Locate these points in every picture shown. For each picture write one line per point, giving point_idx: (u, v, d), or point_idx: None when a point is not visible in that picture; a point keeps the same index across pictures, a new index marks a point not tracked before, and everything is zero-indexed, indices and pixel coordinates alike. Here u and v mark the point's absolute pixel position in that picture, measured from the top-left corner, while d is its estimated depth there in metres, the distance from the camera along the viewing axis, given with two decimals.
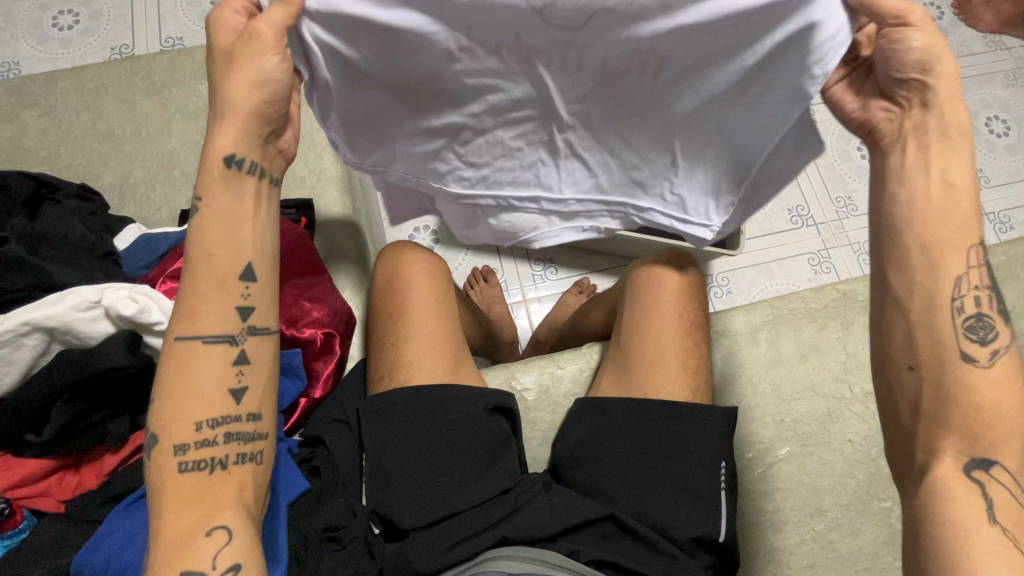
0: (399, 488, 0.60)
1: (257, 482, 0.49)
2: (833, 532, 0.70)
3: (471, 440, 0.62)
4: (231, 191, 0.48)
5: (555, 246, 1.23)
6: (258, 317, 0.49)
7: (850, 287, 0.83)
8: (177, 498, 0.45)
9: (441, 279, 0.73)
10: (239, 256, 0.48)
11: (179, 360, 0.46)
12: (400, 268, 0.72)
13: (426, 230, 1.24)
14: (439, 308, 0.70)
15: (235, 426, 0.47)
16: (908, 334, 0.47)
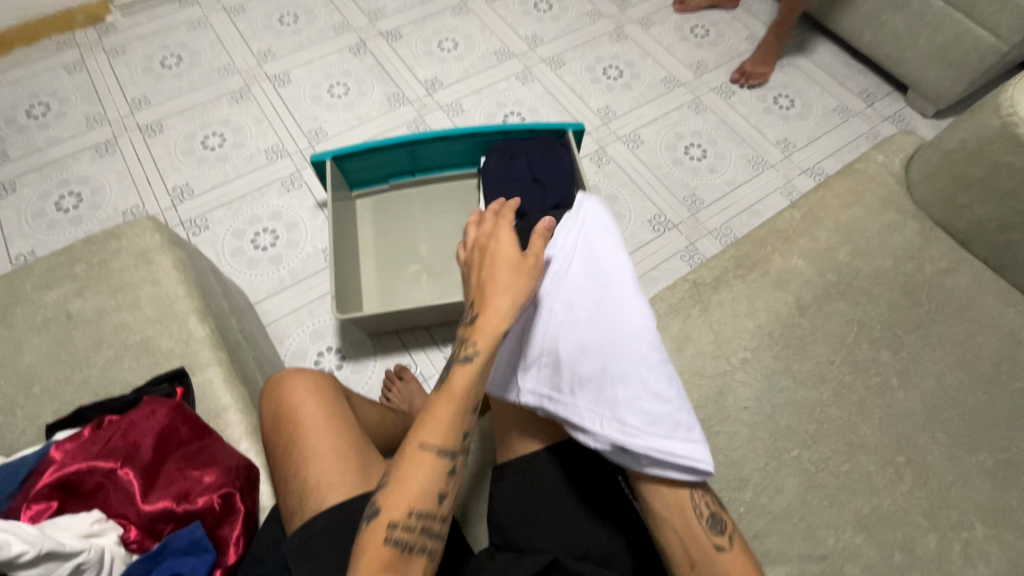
0: (413, 463, 0.60)
1: (362, 471, 0.67)
2: (761, 496, 0.76)
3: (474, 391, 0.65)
4: (400, 475, 0.60)
5: (457, 324, 1.32)
6: (343, 472, 0.66)
7: (696, 276, 0.94)
8: (323, 491, 0.64)
9: (331, 389, 0.74)
10: (350, 455, 0.67)
11: (308, 475, 0.65)
12: (287, 395, 0.71)
13: (330, 351, 1.28)
14: (335, 418, 0.70)
15: (376, 473, 0.68)
16: (678, 543, 0.62)
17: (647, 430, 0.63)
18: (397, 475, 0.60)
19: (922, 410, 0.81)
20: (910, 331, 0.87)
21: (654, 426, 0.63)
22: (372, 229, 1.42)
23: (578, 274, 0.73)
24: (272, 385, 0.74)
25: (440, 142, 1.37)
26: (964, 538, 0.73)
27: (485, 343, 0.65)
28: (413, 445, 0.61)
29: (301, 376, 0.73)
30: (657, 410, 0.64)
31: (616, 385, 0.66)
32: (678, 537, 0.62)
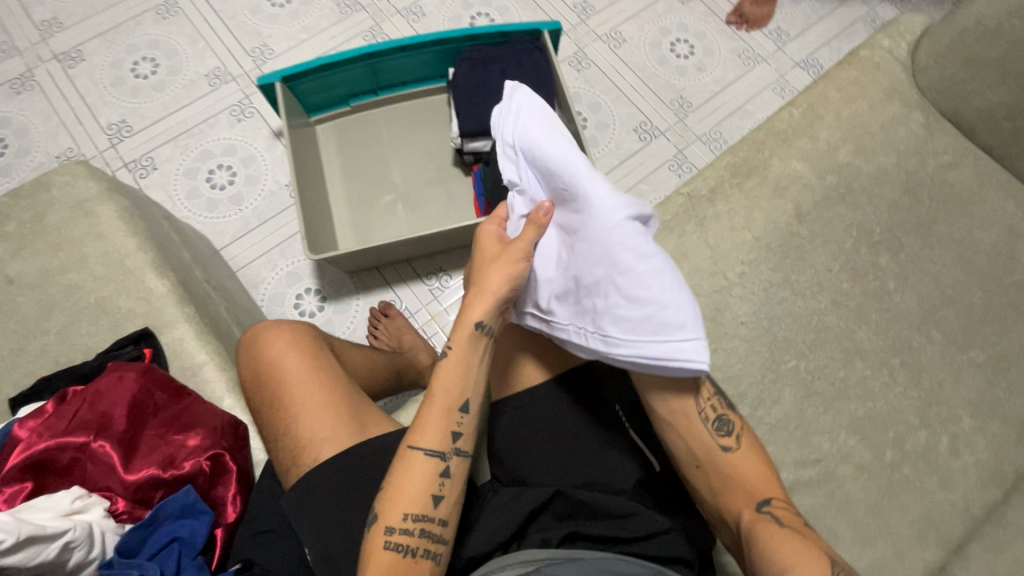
0: (406, 468, 0.58)
1: (353, 420, 0.64)
2: (759, 409, 0.76)
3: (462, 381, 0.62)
4: (395, 478, 0.57)
5: (440, 256, 1.26)
6: (333, 424, 0.63)
7: (691, 187, 0.87)
8: (314, 445, 0.62)
9: (311, 340, 0.69)
10: (338, 407, 0.64)
11: (296, 431, 0.63)
12: (265, 351, 0.67)
13: (309, 292, 1.22)
14: (319, 370, 0.66)
15: (368, 421, 0.66)
16: (682, 442, 0.60)
17: (630, 338, 0.56)
18: (393, 478, 0.58)
19: (920, 312, 0.80)
20: (910, 232, 0.84)
21: (634, 332, 0.56)
22: (338, 158, 1.31)
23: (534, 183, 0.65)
24: (248, 340, 0.69)
25: (401, 53, 1.23)
26: (952, 432, 0.75)
27: (460, 338, 0.62)
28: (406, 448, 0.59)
29: (278, 330, 0.68)
30: (637, 313, 0.56)
31: (593, 294, 0.59)
32: (683, 437, 0.60)
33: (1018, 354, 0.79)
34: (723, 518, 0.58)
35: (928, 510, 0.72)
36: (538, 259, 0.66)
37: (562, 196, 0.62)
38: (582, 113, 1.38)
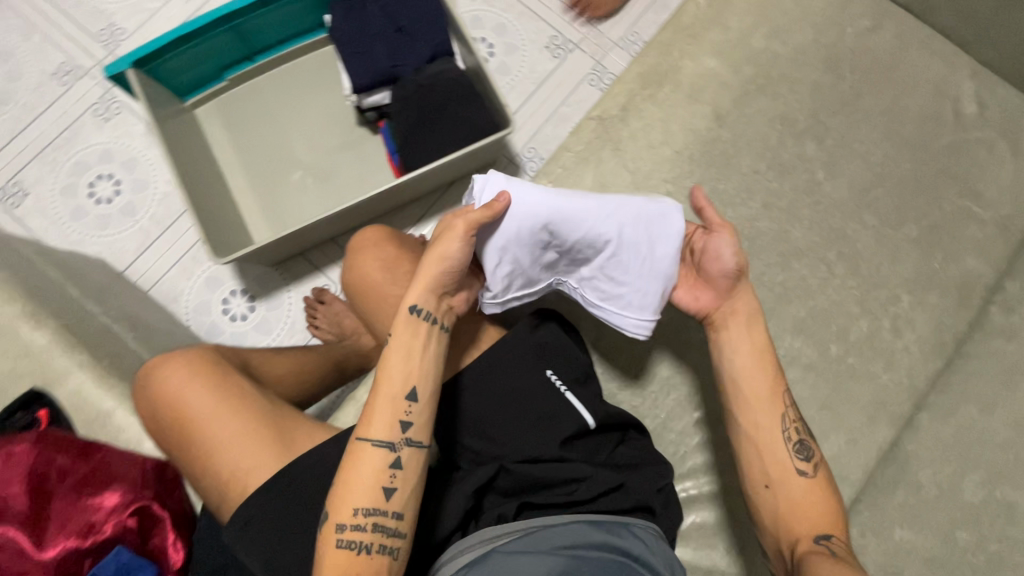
0: (355, 462, 0.56)
1: (278, 438, 0.61)
2: (703, 331, 0.74)
3: (413, 366, 0.59)
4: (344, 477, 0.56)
5: (366, 227, 1.19)
6: (257, 447, 0.60)
7: (602, 109, 0.80)
8: (242, 474, 0.59)
9: (214, 365, 0.63)
10: (258, 429, 0.61)
11: (220, 463, 0.60)
12: (162, 388, 0.62)
13: (236, 295, 1.14)
14: (227, 394, 0.62)
15: (295, 434, 0.62)
16: (760, 457, 0.60)
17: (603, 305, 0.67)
18: (342, 478, 0.56)
19: (851, 198, 0.78)
20: (834, 113, 0.80)
21: (609, 303, 0.66)
22: (228, 140, 1.17)
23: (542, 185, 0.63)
24: (141, 379, 0.63)
25: (266, 7, 1.07)
26: (893, 313, 0.75)
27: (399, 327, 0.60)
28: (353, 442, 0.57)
29: (170, 362, 0.62)
30: (612, 291, 0.66)
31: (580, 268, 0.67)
32: (762, 454, 0.60)
33: (951, 221, 0.77)
34: (780, 544, 0.58)
35: (877, 394, 0.72)
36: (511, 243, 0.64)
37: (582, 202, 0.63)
38: (486, 39, 1.25)
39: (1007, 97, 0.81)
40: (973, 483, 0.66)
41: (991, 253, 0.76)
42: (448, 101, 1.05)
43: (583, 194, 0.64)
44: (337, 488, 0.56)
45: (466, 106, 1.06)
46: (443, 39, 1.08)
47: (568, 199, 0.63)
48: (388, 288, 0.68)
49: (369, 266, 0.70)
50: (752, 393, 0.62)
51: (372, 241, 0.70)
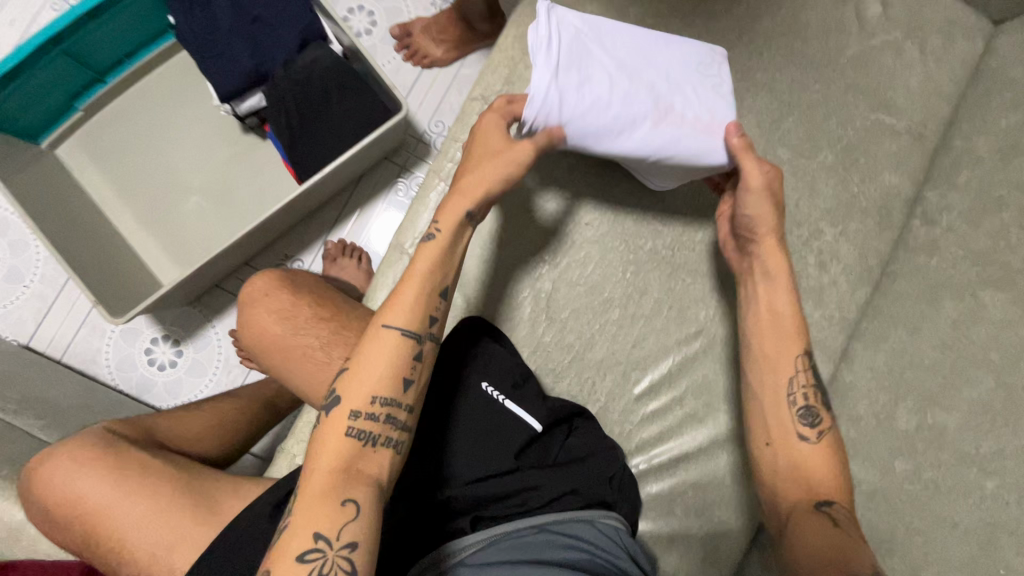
0: (333, 482, 0.48)
1: (195, 509, 0.58)
2: (631, 304, 0.72)
3: (390, 375, 0.52)
4: (320, 509, 0.46)
5: (279, 242, 1.12)
6: (175, 525, 0.57)
7: (485, 84, 0.72)
8: (167, 555, 0.57)
9: (102, 447, 0.60)
10: (169, 505, 0.58)
11: (140, 550, 0.57)
12: (57, 492, 0.58)
13: (159, 341, 1.06)
14: (126, 479, 0.59)
15: (213, 500, 0.60)
16: (768, 423, 0.59)
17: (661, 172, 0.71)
18: (315, 512, 0.46)
19: (762, 133, 0.73)
20: (732, 44, 0.74)
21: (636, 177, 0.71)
22: (103, 177, 1.06)
23: (593, 109, 0.59)
24: (29, 489, 0.60)
25: (98, 20, 0.94)
26: (817, 248, 0.72)
27: (369, 345, 0.53)
28: (323, 467, 0.49)
29: (55, 462, 0.60)
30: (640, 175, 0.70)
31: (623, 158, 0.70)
32: (768, 415, 0.59)
33: (865, 138, 0.74)
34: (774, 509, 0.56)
35: (810, 334, 0.71)
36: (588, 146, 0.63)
37: (622, 142, 0.61)
38: (362, 7, 1.12)
39: None
40: (906, 409, 0.63)
41: (908, 165, 0.74)
42: (330, 93, 0.96)
43: (623, 132, 0.61)
44: (303, 528, 0.46)
45: (348, 96, 0.96)
46: (309, 23, 0.97)
47: (622, 122, 0.61)
48: (291, 337, 0.57)
49: (262, 318, 0.58)
50: (767, 351, 0.61)
51: (262, 290, 0.59)
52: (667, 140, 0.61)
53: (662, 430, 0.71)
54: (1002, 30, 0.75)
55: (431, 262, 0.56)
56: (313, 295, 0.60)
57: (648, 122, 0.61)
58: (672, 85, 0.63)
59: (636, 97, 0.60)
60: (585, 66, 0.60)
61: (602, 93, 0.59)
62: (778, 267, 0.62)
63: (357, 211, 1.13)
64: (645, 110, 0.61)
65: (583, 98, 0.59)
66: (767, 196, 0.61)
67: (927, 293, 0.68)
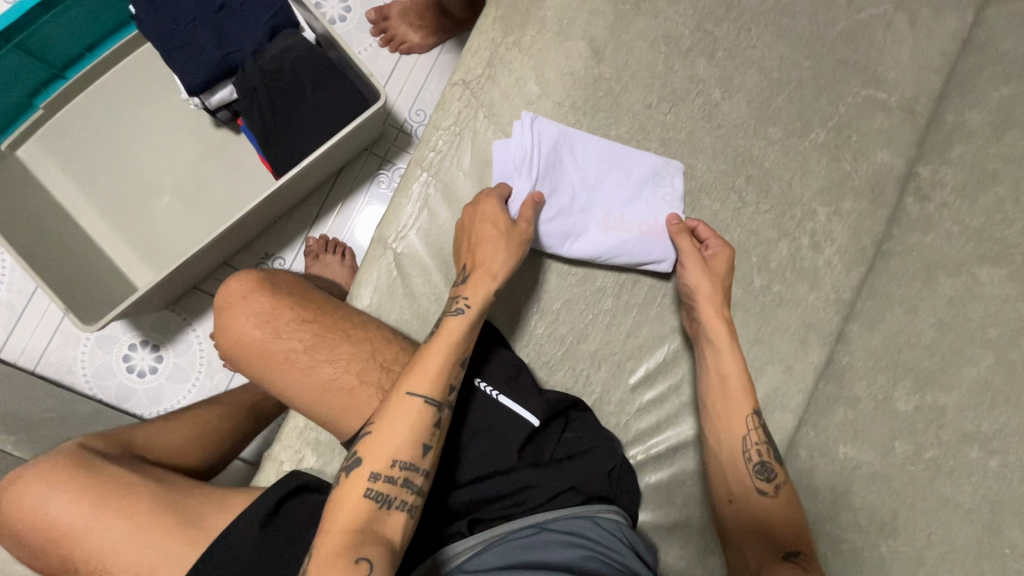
0: (348, 543, 0.47)
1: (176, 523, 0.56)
2: (623, 294, 0.70)
3: (410, 442, 0.53)
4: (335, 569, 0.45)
5: (258, 240, 1.08)
6: (156, 541, 0.55)
7: (465, 69, 0.69)
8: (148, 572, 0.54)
9: (80, 464, 0.57)
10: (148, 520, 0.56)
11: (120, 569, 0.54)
12: (29, 514, 0.55)
13: (137, 347, 1.03)
14: (103, 496, 0.56)
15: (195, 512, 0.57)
16: (725, 481, 0.62)
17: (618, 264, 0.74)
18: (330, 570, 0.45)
19: (752, 113, 0.71)
20: (718, 21, 0.71)
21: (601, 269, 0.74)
22: (66, 178, 1.01)
23: (558, 212, 0.66)
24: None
25: (50, 10, 0.88)
26: (810, 229, 0.71)
27: (395, 404, 0.54)
28: (338, 525, 0.48)
29: (23, 484, 0.56)
30: None
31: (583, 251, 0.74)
32: (724, 473, 0.63)
33: (856, 115, 0.72)
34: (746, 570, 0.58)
35: (806, 317, 0.71)
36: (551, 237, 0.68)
37: (582, 245, 0.67)
38: None
39: None
40: (905, 391, 0.62)
41: (899, 142, 0.73)
42: (303, 82, 0.92)
43: (581, 234, 0.67)
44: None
45: (323, 86, 0.92)
46: (278, 9, 0.92)
47: (578, 227, 0.67)
48: (272, 343, 0.55)
49: (242, 323, 0.56)
50: (724, 404, 0.64)
51: (235, 298, 0.56)
52: (621, 243, 0.67)
53: (658, 420, 0.69)
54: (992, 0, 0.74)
55: (456, 336, 0.57)
56: (293, 299, 0.58)
57: (605, 223, 0.68)
58: (628, 196, 0.69)
59: (592, 202, 0.68)
60: (556, 176, 0.66)
61: (560, 199, 0.67)
62: (720, 334, 0.65)
63: (338, 208, 1.10)
64: (598, 219, 0.68)
65: (548, 210, 0.66)
66: (707, 273, 0.66)
67: (922, 273, 0.67)
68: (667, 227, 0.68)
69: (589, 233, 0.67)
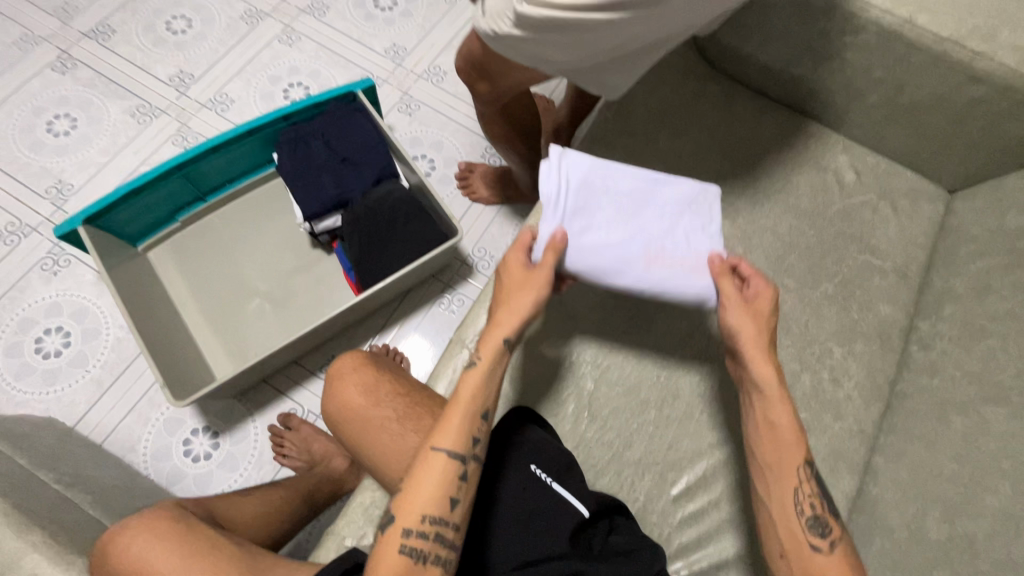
0: None
1: None
2: (665, 407, 0.78)
3: (437, 499, 0.60)
4: None
5: (328, 343, 1.20)
6: None
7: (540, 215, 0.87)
8: None
9: (179, 518, 0.66)
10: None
11: None
12: (125, 560, 0.62)
13: (199, 433, 1.10)
14: (193, 556, 0.63)
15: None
16: (777, 534, 0.64)
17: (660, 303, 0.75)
18: None
19: (770, 267, 0.87)
20: (739, 197, 0.91)
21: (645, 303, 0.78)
22: (182, 278, 1.19)
23: (598, 246, 0.71)
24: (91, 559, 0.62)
25: (215, 153, 1.14)
26: (828, 365, 0.82)
27: (424, 466, 0.62)
28: None
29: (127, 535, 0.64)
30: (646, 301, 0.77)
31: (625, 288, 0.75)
32: (779, 531, 0.64)
33: (858, 274, 0.87)
34: None
35: (833, 445, 0.78)
36: (599, 271, 0.71)
37: (624, 274, 0.71)
38: (426, 155, 1.37)
39: (876, 164, 0.95)
40: (935, 519, 0.66)
41: (897, 298, 0.86)
42: (397, 218, 1.13)
43: (625, 264, 0.71)
44: None
45: (412, 222, 1.13)
46: (387, 162, 1.17)
47: (621, 258, 0.71)
48: (373, 409, 0.72)
49: (349, 392, 0.73)
50: (777, 452, 0.65)
51: (346, 373, 0.74)
52: (660, 278, 0.71)
53: (699, 534, 0.73)
54: (958, 196, 0.92)
55: (475, 385, 0.65)
56: (390, 377, 0.75)
57: (649, 249, 0.72)
58: (661, 227, 0.73)
59: (631, 230, 0.72)
60: (588, 217, 0.72)
61: (600, 234, 0.71)
62: (771, 384, 0.66)
63: (400, 323, 1.24)
64: (641, 250, 0.71)
65: (590, 242, 0.71)
66: (749, 313, 0.69)
67: (936, 410, 0.74)
68: (706, 261, 0.72)
69: (632, 263, 0.71)
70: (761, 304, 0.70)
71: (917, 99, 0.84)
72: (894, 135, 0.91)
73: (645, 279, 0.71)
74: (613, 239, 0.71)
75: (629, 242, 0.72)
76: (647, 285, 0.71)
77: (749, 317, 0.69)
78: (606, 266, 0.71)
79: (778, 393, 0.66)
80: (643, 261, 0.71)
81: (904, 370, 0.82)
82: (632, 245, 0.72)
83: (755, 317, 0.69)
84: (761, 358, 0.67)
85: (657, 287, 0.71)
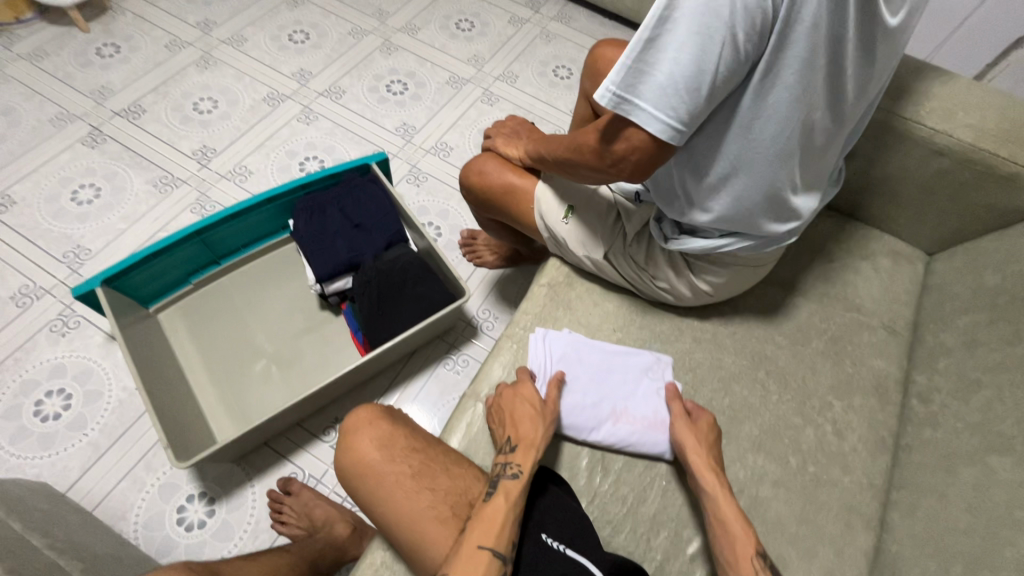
0: None
1: None
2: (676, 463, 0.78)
3: None
4: None
5: (331, 407, 1.19)
6: None
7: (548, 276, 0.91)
8: None
9: None
10: None
11: None
12: None
13: (194, 499, 1.06)
14: None
15: None
16: None
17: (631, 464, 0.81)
18: None
19: (767, 323, 0.91)
20: None
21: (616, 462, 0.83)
22: (190, 339, 1.21)
23: (571, 411, 0.78)
24: None
25: (233, 220, 1.20)
26: (831, 418, 0.83)
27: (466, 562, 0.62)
28: None
29: None
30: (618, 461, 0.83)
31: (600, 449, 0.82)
32: None
33: (850, 330, 0.91)
34: None
35: (845, 500, 0.78)
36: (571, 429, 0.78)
37: (594, 433, 0.77)
38: (432, 223, 1.44)
39: (856, 229, 1.02)
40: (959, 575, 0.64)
41: (890, 353, 0.90)
42: (406, 280, 1.17)
43: (592, 427, 0.78)
44: None
45: (422, 282, 1.17)
46: (397, 229, 1.23)
47: (591, 420, 0.78)
48: (386, 465, 0.71)
49: (364, 446, 0.73)
50: (727, 533, 0.68)
51: (363, 425, 0.74)
52: (626, 433, 0.77)
53: None
54: (936, 258, 0.99)
55: (512, 495, 0.67)
56: (405, 430, 0.75)
57: (614, 415, 0.79)
58: (626, 395, 0.81)
59: (599, 398, 0.80)
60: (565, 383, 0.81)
61: (573, 401, 0.79)
62: (725, 505, 0.69)
63: (404, 386, 1.24)
64: (608, 412, 0.79)
65: (566, 404, 0.79)
66: (693, 431, 0.75)
67: (943, 462, 0.75)
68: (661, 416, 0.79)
69: (599, 423, 0.78)
70: (709, 425, 0.76)
71: (887, 171, 0.92)
72: (869, 203, 0.99)
73: (611, 438, 0.77)
74: (582, 404, 0.79)
75: (597, 409, 0.79)
76: (617, 440, 0.77)
77: (696, 436, 0.74)
78: (578, 428, 0.78)
79: (731, 511, 0.69)
80: (609, 421, 0.78)
81: (906, 424, 0.84)
82: (598, 411, 0.79)
83: (703, 440, 0.74)
84: (704, 467, 0.72)
85: (626, 442, 0.77)
